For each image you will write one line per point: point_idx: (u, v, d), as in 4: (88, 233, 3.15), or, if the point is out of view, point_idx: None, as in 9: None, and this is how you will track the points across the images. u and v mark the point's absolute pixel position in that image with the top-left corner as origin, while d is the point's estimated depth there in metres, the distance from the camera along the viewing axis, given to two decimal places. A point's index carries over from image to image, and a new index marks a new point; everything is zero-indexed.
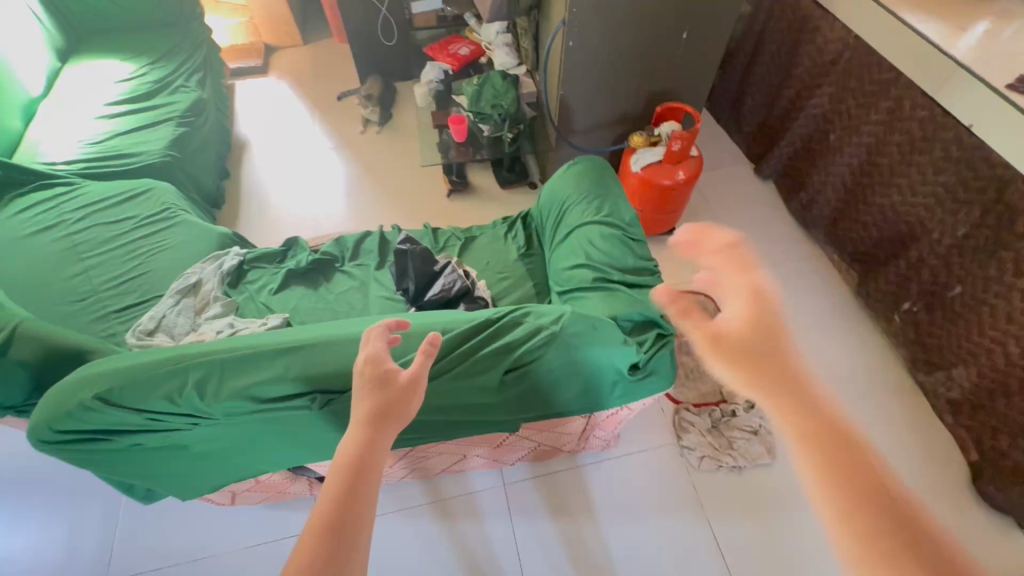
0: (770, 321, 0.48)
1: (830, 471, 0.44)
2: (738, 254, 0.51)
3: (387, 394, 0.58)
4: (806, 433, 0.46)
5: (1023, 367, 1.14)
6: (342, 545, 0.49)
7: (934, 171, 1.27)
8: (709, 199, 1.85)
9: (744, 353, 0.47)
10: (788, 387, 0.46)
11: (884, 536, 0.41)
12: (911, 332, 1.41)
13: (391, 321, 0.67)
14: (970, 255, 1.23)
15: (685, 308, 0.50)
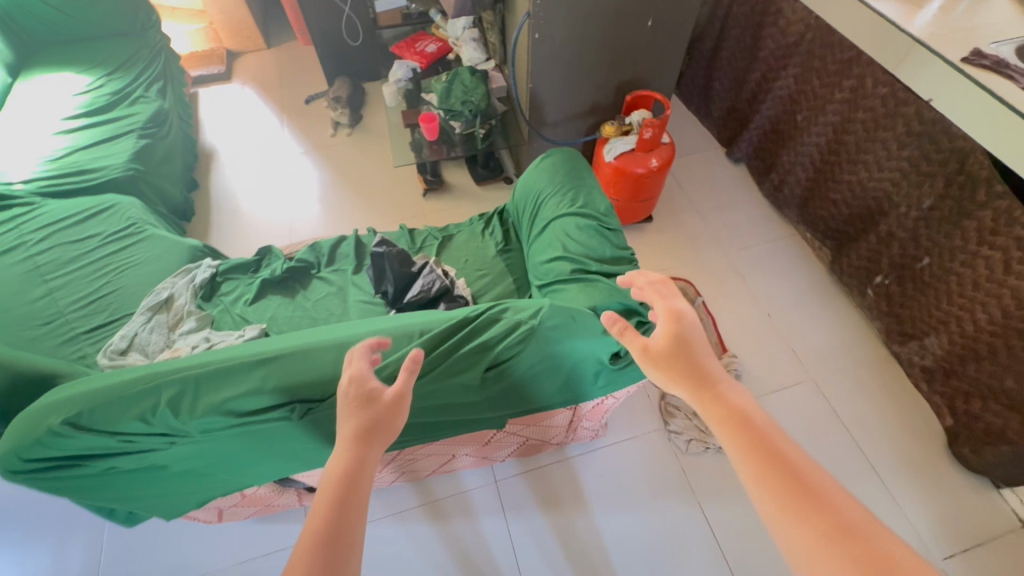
0: (685, 335, 0.66)
1: (742, 445, 0.56)
2: (658, 289, 0.72)
3: (373, 410, 0.60)
4: (720, 417, 0.59)
5: (990, 331, 1.18)
6: (333, 557, 0.50)
7: (898, 146, 1.30)
8: (683, 185, 1.87)
9: (664, 358, 0.64)
10: (702, 383, 0.62)
11: (787, 492, 0.51)
12: (884, 305, 1.44)
13: (370, 340, 0.66)
14: (936, 226, 1.26)
15: (622, 327, 0.68)
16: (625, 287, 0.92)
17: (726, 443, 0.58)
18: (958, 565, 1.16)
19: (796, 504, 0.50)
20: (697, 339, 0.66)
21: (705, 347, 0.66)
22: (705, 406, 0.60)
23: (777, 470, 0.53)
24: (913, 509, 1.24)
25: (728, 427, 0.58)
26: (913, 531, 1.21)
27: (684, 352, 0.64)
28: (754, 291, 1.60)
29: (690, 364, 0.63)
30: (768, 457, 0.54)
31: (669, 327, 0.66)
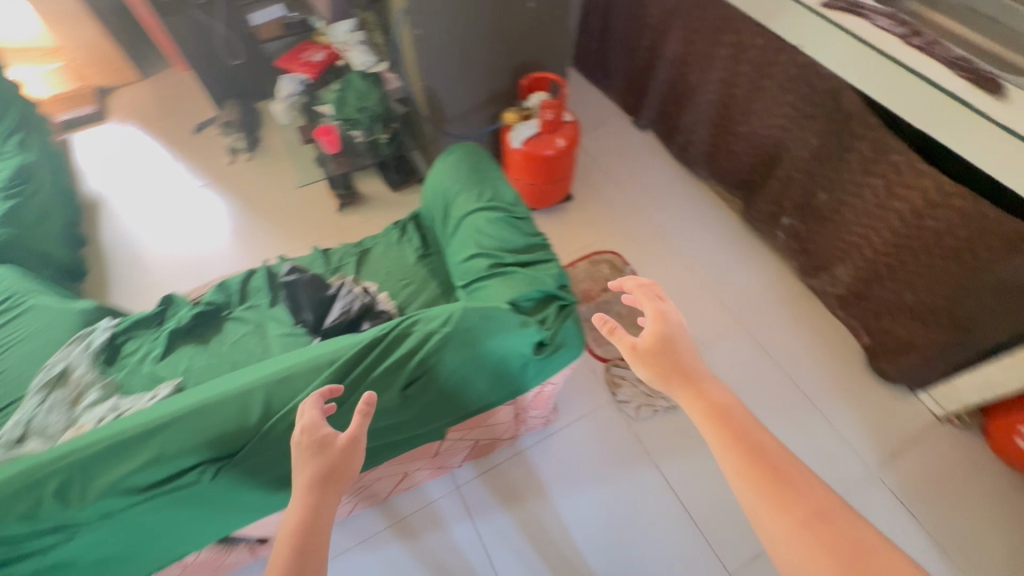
0: (671, 336, 0.72)
1: (726, 438, 0.64)
2: (648, 290, 0.77)
3: (328, 458, 0.58)
4: (707, 414, 0.66)
5: (885, 252, 1.27)
6: None
7: (780, 92, 1.37)
8: (597, 159, 1.90)
9: (651, 356, 0.71)
10: (687, 381, 0.69)
11: (768, 486, 0.59)
12: (794, 243, 1.53)
13: (324, 389, 0.62)
14: (825, 162, 1.33)
15: (612, 326, 0.72)
16: (542, 274, 0.93)
17: (710, 437, 0.65)
18: (891, 470, 1.27)
19: (776, 494, 0.58)
20: (682, 339, 0.73)
21: (688, 346, 0.73)
22: (692, 402, 0.68)
23: (756, 462, 0.61)
24: (847, 428, 1.33)
25: (713, 422, 0.65)
26: (850, 448, 1.30)
27: (670, 351, 0.71)
28: (678, 251, 1.66)
29: (677, 363, 0.70)
30: (746, 450, 0.62)
31: (656, 329, 0.73)
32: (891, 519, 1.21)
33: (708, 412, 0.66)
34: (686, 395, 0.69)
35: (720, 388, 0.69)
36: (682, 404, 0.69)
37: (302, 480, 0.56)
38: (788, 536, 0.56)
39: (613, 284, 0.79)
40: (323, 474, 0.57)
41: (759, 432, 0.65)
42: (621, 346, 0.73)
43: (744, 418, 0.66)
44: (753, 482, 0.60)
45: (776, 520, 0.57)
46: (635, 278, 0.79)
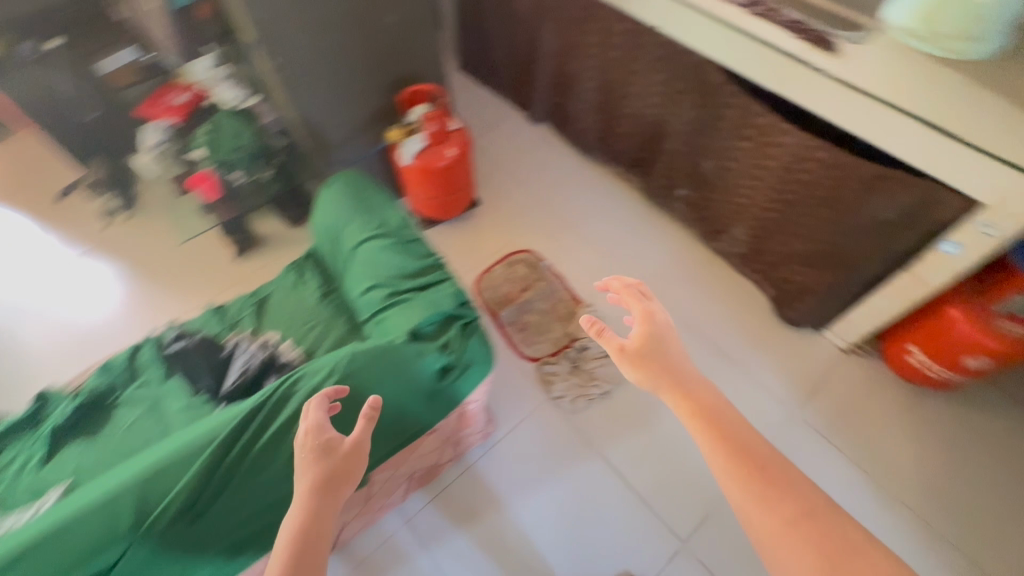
0: (658, 338, 0.80)
1: (714, 442, 0.72)
2: (635, 291, 0.84)
3: (331, 463, 0.64)
4: (698, 418, 0.74)
5: (770, 208, 1.35)
6: None
7: (651, 72, 1.41)
8: (498, 159, 1.90)
9: (639, 357, 0.79)
10: (674, 384, 0.77)
11: (754, 487, 0.67)
12: (692, 211, 1.60)
13: (328, 390, 0.68)
14: (702, 132, 1.39)
15: (600, 328, 0.80)
16: (440, 295, 0.92)
17: (699, 439, 0.74)
18: (810, 408, 1.36)
19: (764, 494, 0.67)
20: (670, 338, 0.80)
21: (673, 343, 0.81)
22: (680, 403, 0.76)
23: (746, 465, 0.69)
24: (768, 378, 1.41)
25: (700, 421, 0.74)
26: (774, 395, 1.38)
27: (658, 351, 0.79)
28: (590, 238, 1.69)
29: (664, 363, 0.78)
30: (736, 455, 0.70)
31: (645, 331, 0.80)
32: (818, 453, 1.30)
33: (696, 415, 0.74)
34: (676, 399, 0.76)
35: (706, 389, 0.78)
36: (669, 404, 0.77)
37: (306, 483, 0.63)
38: (776, 530, 0.65)
39: (600, 284, 0.87)
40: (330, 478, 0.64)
41: (749, 436, 0.73)
42: (609, 346, 0.81)
43: (730, 419, 0.75)
44: (742, 483, 0.68)
45: (762, 518, 0.66)
46: (625, 279, 0.86)
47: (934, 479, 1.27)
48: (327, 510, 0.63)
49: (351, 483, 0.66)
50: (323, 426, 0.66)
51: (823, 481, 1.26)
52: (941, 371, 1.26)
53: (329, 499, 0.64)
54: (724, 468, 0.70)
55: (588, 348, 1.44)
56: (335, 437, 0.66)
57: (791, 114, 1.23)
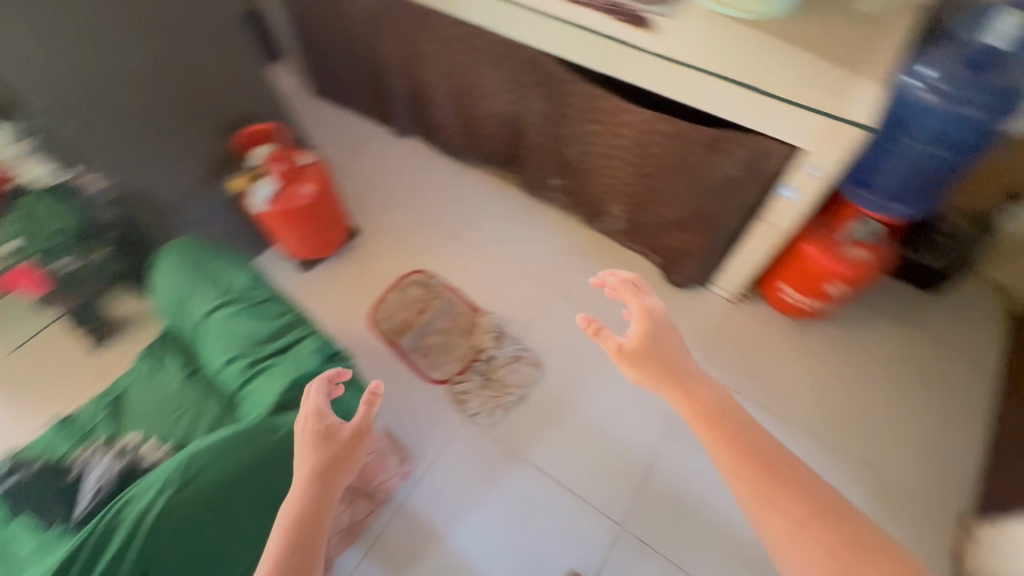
0: (656, 334, 0.85)
1: (724, 444, 0.75)
2: (632, 286, 0.89)
3: (333, 446, 0.73)
4: (708, 422, 0.77)
5: (634, 183, 1.40)
6: (301, 561, 0.64)
7: (494, 71, 1.41)
8: (371, 181, 1.82)
9: (639, 359, 0.83)
10: (678, 385, 0.81)
11: (765, 488, 0.71)
12: (568, 198, 1.62)
13: (330, 372, 0.81)
14: (556, 122, 1.40)
15: (597, 327, 0.84)
16: (303, 356, 0.86)
17: (709, 441, 0.77)
18: (709, 362, 1.43)
19: (779, 495, 0.70)
20: (668, 328, 0.86)
21: (671, 339, 0.85)
22: (682, 401, 0.80)
23: (758, 467, 0.72)
24: None
25: (704, 420, 0.78)
26: None
27: (655, 346, 0.84)
28: (478, 244, 1.67)
29: (658, 359, 0.82)
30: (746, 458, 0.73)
31: (643, 324, 0.85)
32: None
33: (697, 413, 0.78)
34: (681, 398, 0.80)
35: (705, 384, 0.82)
36: (673, 404, 0.81)
37: (310, 460, 0.71)
38: (787, 533, 0.68)
39: (595, 282, 0.92)
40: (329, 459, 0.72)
41: (756, 436, 0.76)
42: (608, 347, 0.85)
43: (733, 418, 0.78)
44: (753, 483, 0.72)
45: (774, 521, 0.69)
46: (624, 273, 0.92)
47: (825, 400, 1.38)
48: (324, 490, 0.70)
49: (350, 470, 0.73)
50: (322, 415, 0.75)
51: None
52: (811, 303, 1.36)
53: (326, 484, 0.71)
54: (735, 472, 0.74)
55: (495, 355, 1.43)
56: (335, 423, 0.75)
57: (628, 94, 1.26)
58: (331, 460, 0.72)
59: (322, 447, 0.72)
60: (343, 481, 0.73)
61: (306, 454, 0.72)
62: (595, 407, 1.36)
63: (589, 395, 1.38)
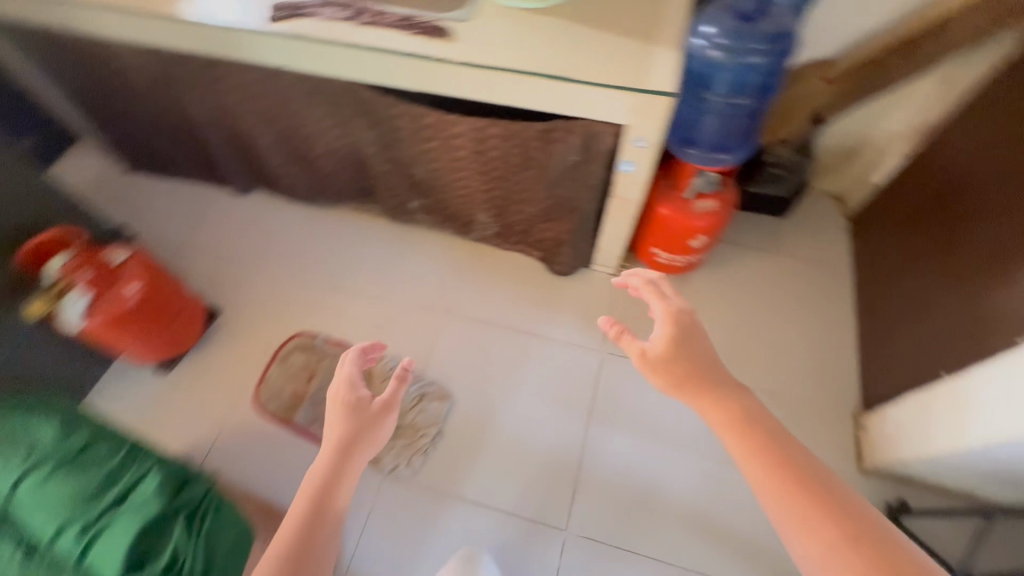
0: (680, 335, 0.84)
1: (748, 453, 0.70)
2: (657, 287, 0.92)
3: (360, 415, 0.91)
4: (732, 430, 0.73)
5: (490, 187, 1.37)
6: (323, 505, 0.83)
7: (312, 110, 1.31)
8: (222, 251, 1.66)
9: (660, 365, 0.81)
10: (703, 387, 0.77)
11: (794, 505, 0.64)
12: (434, 216, 1.56)
13: (367, 345, 0.98)
14: (393, 147, 1.34)
15: (620, 332, 0.87)
16: (148, 498, 0.85)
17: (734, 450, 0.72)
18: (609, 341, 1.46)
19: (809, 510, 0.63)
20: (691, 326, 0.85)
21: (696, 340, 0.83)
22: (714, 412, 0.75)
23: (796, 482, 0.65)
24: (567, 334, 1.48)
25: (736, 433, 0.72)
26: (579, 347, 1.46)
27: (681, 348, 0.82)
28: (355, 288, 1.57)
29: (683, 365, 0.80)
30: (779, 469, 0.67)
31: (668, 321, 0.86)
32: (632, 376, 1.42)
33: (727, 422, 0.73)
34: (709, 405, 0.76)
35: (730, 386, 0.77)
36: (702, 413, 0.77)
37: (339, 421, 0.90)
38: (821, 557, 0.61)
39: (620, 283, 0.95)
40: (357, 424, 0.90)
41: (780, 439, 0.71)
42: (634, 351, 0.84)
43: (767, 433, 0.71)
44: (787, 496, 0.65)
45: (806, 541, 0.62)
46: (647, 279, 0.94)
47: (718, 344, 1.46)
48: (349, 454, 0.87)
49: (374, 437, 0.91)
50: (352, 386, 0.93)
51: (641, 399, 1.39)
52: (681, 260, 1.42)
53: (349, 449, 0.88)
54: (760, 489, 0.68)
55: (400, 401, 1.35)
56: (366, 397, 0.92)
57: (446, 108, 1.18)
58: (357, 425, 0.90)
59: (351, 408, 0.91)
60: (365, 449, 0.90)
61: (337, 418, 0.90)
62: (512, 422, 1.35)
63: (504, 411, 1.37)
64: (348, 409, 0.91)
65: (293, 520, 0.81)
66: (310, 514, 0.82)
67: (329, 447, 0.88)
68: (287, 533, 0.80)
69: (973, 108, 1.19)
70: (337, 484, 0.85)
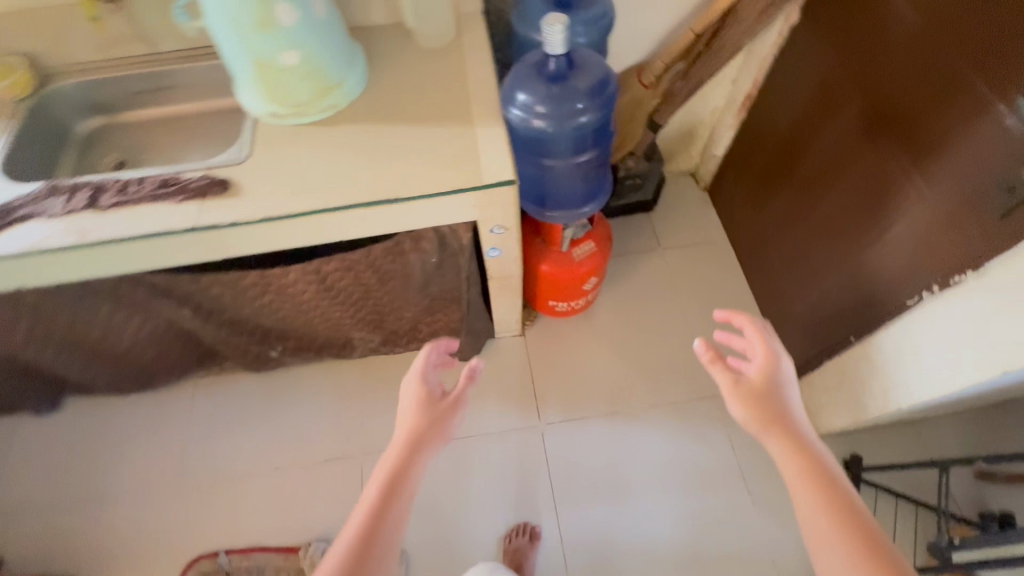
0: (774, 378, 0.79)
1: (819, 495, 0.67)
2: (767, 338, 0.82)
3: (432, 408, 0.78)
4: (805, 470, 0.70)
5: (356, 309, 1.18)
6: (395, 502, 0.67)
7: (94, 308, 1.02)
8: (53, 495, 1.29)
9: (755, 399, 0.77)
10: (784, 428, 0.74)
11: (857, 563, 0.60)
12: (307, 351, 1.33)
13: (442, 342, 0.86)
14: (221, 313, 1.09)
15: (715, 360, 0.80)
16: None
17: (804, 489, 0.69)
18: (544, 409, 1.37)
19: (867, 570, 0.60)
20: (782, 379, 0.79)
21: (788, 395, 0.79)
22: (791, 462, 0.71)
23: (851, 535, 0.63)
24: (498, 420, 1.37)
25: (814, 483, 0.68)
26: (512, 430, 1.35)
27: (772, 396, 0.78)
28: (246, 469, 1.31)
29: (775, 416, 0.75)
30: (843, 516, 0.65)
31: (764, 362, 0.81)
32: (580, 435, 1.34)
33: (805, 473, 0.70)
34: (781, 439, 0.73)
35: (812, 442, 0.73)
36: (775, 457, 0.73)
37: (412, 408, 0.78)
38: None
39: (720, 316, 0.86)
40: (429, 419, 0.77)
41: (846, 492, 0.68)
42: (724, 380, 0.80)
43: (836, 488, 0.68)
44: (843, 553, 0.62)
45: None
46: (752, 318, 0.85)
47: (646, 365, 1.43)
48: (419, 451, 0.73)
49: (445, 437, 0.77)
50: (427, 379, 0.81)
51: (597, 456, 1.32)
52: (579, 302, 1.34)
53: (424, 449, 0.74)
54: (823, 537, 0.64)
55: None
56: (440, 392, 0.81)
57: (264, 265, 0.96)
58: (429, 419, 0.77)
59: (422, 399, 0.79)
60: (438, 449, 0.76)
61: (410, 409, 0.78)
62: (479, 546, 1.24)
63: (466, 538, 1.25)
64: (422, 401, 0.79)
65: (356, 523, 0.64)
66: (380, 510, 0.65)
67: (399, 443, 0.73)
68: (350, 536, 0.63)
69: (787, 78, 1.23)
70: (407, 482, 0.69)
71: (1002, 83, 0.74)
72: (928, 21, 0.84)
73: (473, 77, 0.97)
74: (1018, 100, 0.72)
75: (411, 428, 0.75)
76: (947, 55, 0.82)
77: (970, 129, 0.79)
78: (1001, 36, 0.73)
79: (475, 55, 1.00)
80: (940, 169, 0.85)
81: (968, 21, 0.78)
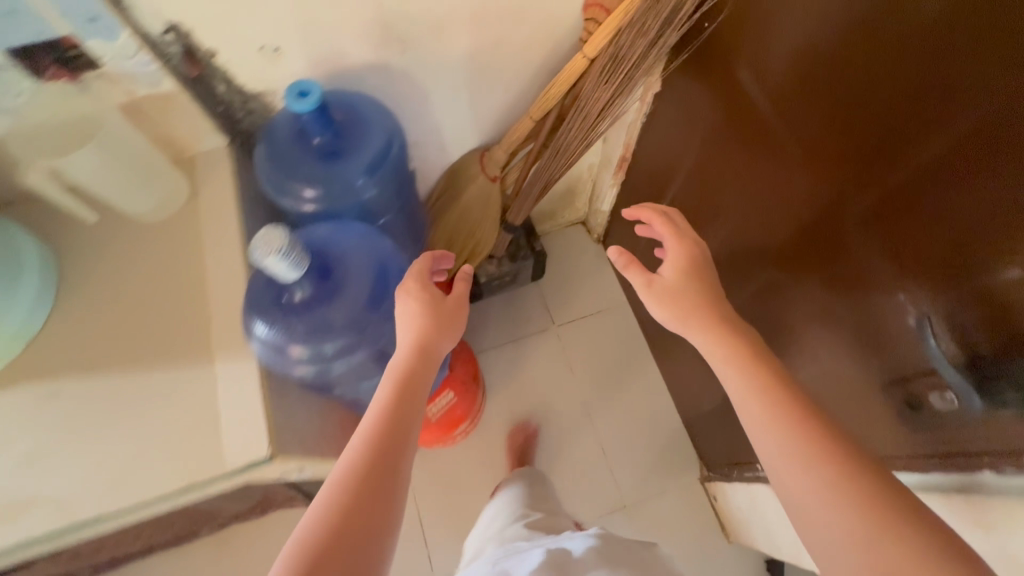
0: (693, 268, 0.65)
1: (753, 375, 0.53)
2: (678, 225, 0.69)
3: (441, 307, 0.61)
4: (736, 353, 0.56)
5: (160, 533, 0.92)
6: (409, 415, 0.53)
7: None
8: None
9: (672, 293, 0.63)
10: (706, 315, 0.60)
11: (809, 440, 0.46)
12: (129, 560, 1.07)
13: (437, 253, 0.66)
14: None
15: (627, 261, 0.66)
16: None
17: (731, 375, 0.54)
18: (439, 558, 1.20)
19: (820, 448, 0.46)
20: (703, 268, 0.66)
21: (710, 277, 0.65)
22: (719, 351, 0.57)
23: (774, 390, 0.51)
24: None
25: (750, 365, 0.54)
26: None
27: (692, 283, 0.64)
28: None
29: (699, 304, 0.61)
30: (771, 377, 0.52)
31: (679, 255, 0.67)
32: None
33: (735, 359, 0.55)
34: (706, 321, 0.60)
35: (742, 326, 0.60)
36: (703, 350, 0.59)
37: (417, 308, 0.60)
38: (817, 494, 0.44)
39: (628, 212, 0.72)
40: (434, 319, 0.60)
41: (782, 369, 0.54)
42: (636, 283, 0.66)
43: (773, 365, 0.54)
44: (774, 426, 0.48)
45: (804, 479, 0.45)
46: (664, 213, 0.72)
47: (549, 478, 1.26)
48: (429, 365, 0.58)
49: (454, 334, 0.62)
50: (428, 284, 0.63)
51: None
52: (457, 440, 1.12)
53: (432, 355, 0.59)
54: (765, 424, 0.49)
55: None
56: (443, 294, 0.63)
57: None
58: (434, 326, 0.60)
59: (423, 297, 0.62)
60: (446, 348, 0.61)
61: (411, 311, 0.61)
62: None
63: None
64: (424, 299, 0.62)
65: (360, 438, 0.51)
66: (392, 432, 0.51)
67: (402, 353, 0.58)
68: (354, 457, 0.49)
69: (658, 147, 0.98)
70: (418, 392, 0.55)
71: (897, 253, 0.52)
72: (801, 134, 0.60)
73: (210, 270, 0.68)
74: (923, 306, 0.51)
75: (420, 331, 0.59)
76: (827, 187, 0.59)
77: (859, 295, 0.59)
78: (897, 201, 0.51)
79: (213, 226, 0.71)
80: (824, 318, 0.66)
81: (851, 167, 0.55)
